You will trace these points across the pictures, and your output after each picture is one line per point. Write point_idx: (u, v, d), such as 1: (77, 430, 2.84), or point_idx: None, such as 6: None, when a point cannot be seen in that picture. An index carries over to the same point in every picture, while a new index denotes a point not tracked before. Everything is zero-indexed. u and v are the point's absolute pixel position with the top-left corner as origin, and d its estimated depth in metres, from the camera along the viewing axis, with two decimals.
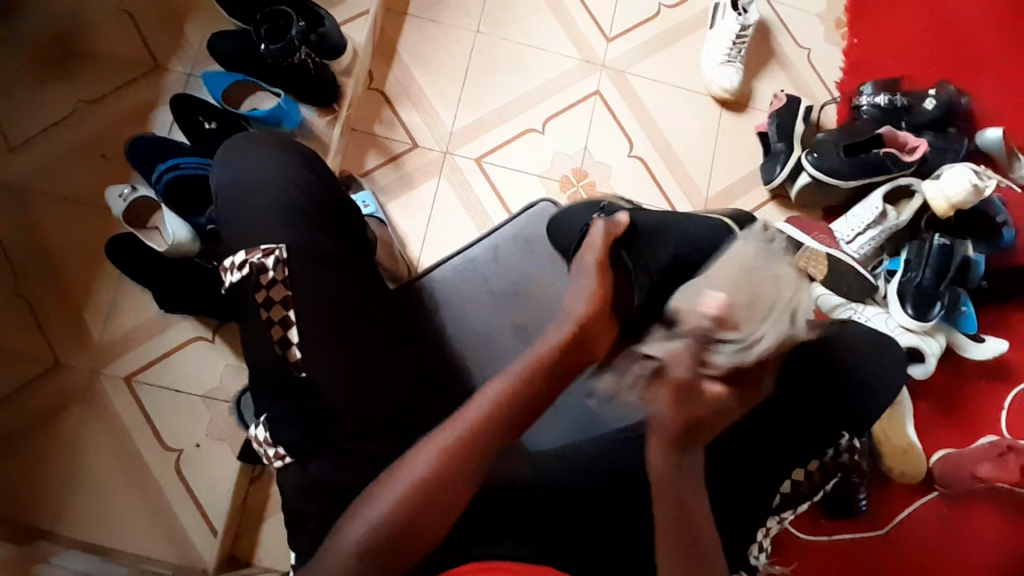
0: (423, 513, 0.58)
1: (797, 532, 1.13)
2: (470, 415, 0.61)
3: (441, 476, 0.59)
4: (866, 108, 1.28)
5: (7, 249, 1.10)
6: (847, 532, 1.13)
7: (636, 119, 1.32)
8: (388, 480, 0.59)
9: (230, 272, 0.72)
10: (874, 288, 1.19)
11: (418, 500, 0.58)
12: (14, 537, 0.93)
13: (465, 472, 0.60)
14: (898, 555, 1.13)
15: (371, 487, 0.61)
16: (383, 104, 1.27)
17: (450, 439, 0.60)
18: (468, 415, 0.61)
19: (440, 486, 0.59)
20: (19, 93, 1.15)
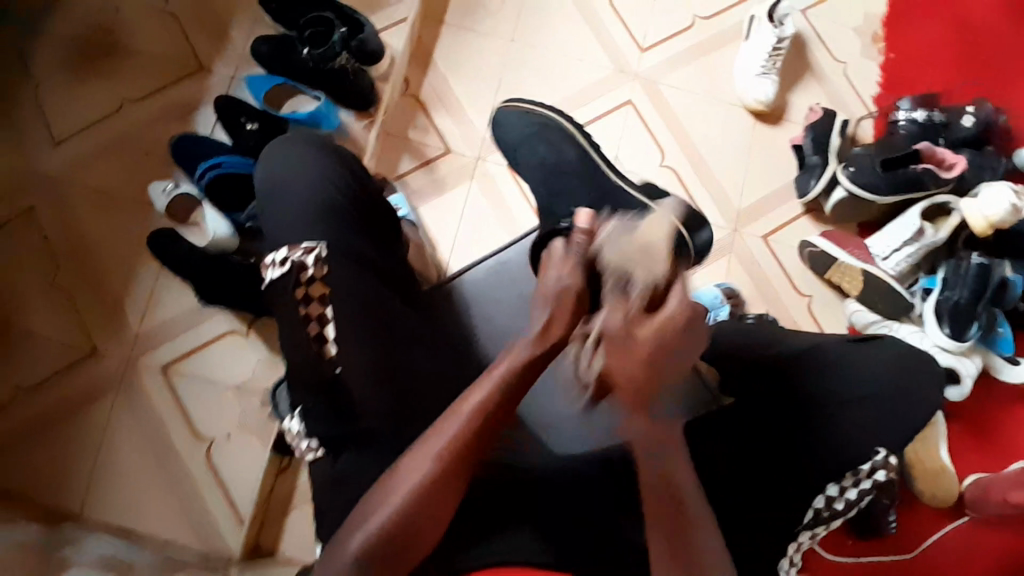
0: (427, 513, 0.61)
1: (822, 551, 1.10)
2: (467, 410, 0.64)
3: (430, 487, 0.61)
4: (903, 123, 1.26)
5: (51, 241, 1.15)
6: (874, 555, 1.10)
7: (667, 129, 1.32)
8: (389, 482, 0.61)
9: (271, 268, 0.74)
10: (908, 305, 1.17)
11: (421, 498, 0.60)
12: (42, 519, 0.96)
13: (463, 467, 0.62)
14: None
15: (365, 497, 0.62)
16: (417, 109, 1.29)
17: (446, 442, 0.62)
18: (468, 407, 0.64)
19: (444, 482, 0.61)
20: (70, 92, 1.20)
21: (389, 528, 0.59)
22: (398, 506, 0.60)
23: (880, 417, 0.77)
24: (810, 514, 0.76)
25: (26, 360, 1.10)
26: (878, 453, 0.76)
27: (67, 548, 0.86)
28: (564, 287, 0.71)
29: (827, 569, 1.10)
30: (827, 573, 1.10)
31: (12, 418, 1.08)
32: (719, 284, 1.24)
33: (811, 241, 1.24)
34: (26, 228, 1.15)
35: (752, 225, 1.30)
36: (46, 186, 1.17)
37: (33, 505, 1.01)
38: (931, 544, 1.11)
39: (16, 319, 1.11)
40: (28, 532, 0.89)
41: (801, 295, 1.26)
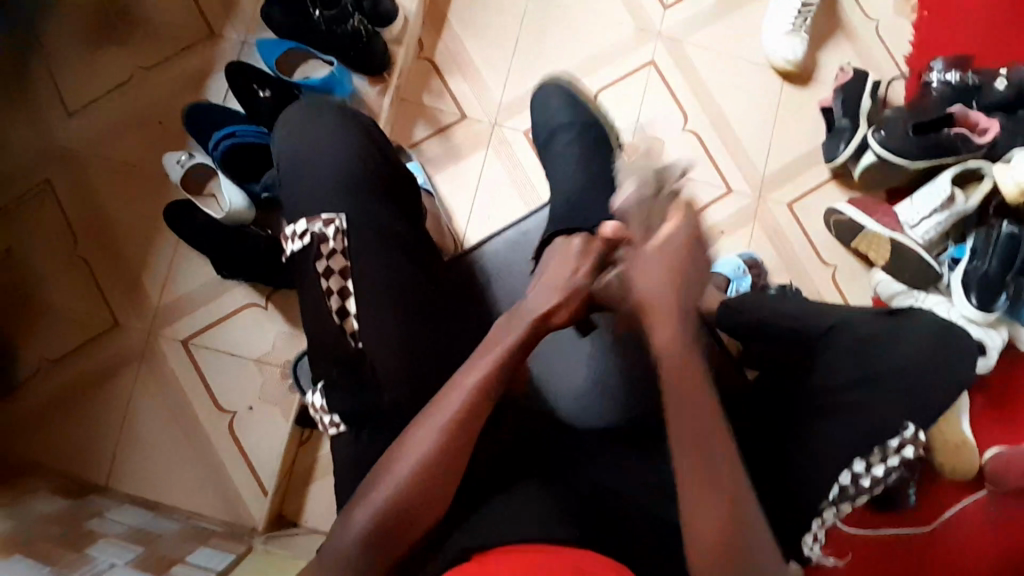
0: (427, 492, 0.61)
1: (842, 526, 1.10)
2: (465, 390, 0.64)
3: (429, 468, 0.61)
4: (935, 85, 1.19)
5: (66, 213, 1.14)
6: (890, 527, 1.11)
7: (691, 93, 1.28)
8: (390, 461, 0.62)
9: (291, 241, 0.73)
10: (934, 275, 1.15)
11: (423, 477, 0.61)
12: (70, 492, 0.99)
13: (461, 449, 0.63)
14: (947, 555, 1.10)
15: (367, 478, 0.63)
16: (432, 73, 1.25)
17: (445, 422, 0.63)
18: (466, 386, 0.64)
19: (450, 461, 0.62)
20: (77, 59, 1.18)
21: (392, 505, 0.61)
22: (398, 486, 0.61)
23: (908, 394, 0.77)
24: (835, 491, 0.75)
25: (48, 333, 1.11)
26: (907, 428, 0.76)
27: (94, 520, 0.90)
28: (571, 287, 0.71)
29: (845, 542, 1.10)
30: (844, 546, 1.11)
31: (36, 391, 1.09)
32: (742, 254, 1.22)
33: (837, 208, 1.21)
34: (41, 201, 1.14)
35: (777, 192, 1.26)
36: (58, 156, 1.15)
37: (58, 477, 1.04)
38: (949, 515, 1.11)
39: (37, 292, 1.12)
40: (54, 504, 0.92)
41: (825, 265, 1.24)
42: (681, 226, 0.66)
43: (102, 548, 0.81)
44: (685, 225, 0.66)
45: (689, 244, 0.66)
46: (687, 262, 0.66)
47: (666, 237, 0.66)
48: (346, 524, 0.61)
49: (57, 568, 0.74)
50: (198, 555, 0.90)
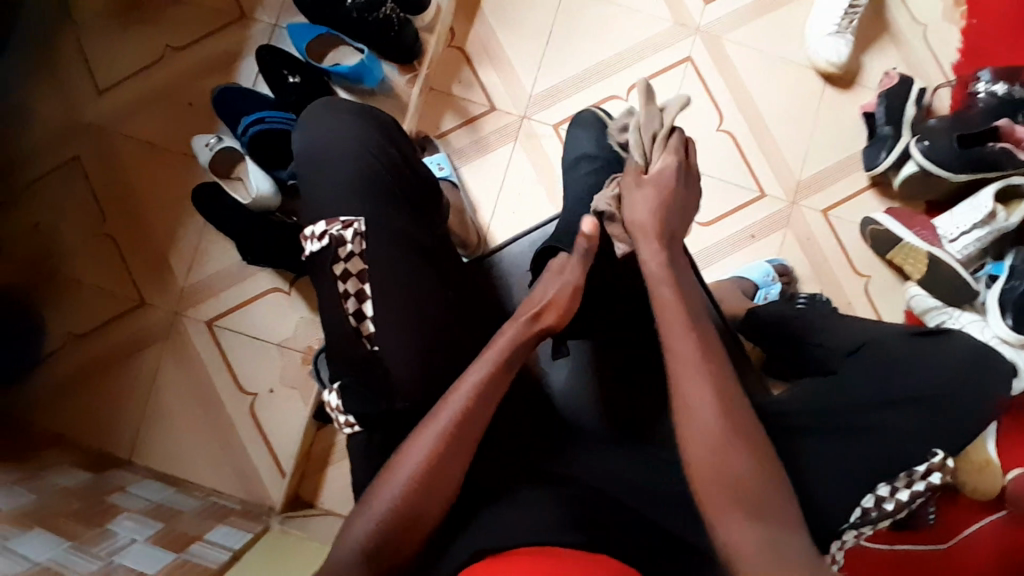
0: (426, 500, 0.63)
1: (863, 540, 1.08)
2: (456, 401, 0.66)
3: (430, 471, 0.64)
4: (982, 95, 1.15)
5: (97, 191, 1.16)
6: (907, 543, 1.08)
7: (727, 91, 1.24)
8: (391, 469, 0.65)
9: (309, 241, 0.72)
10: (972, 292, 1.10)
11: (422, 484, 0.64)
12: (94, 466, 1.02)
13: (460, 451, 0.65)
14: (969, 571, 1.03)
15: (374, 481, 0.66)
16: (462, 62, 1.23)
17: (445, 425, 0.65)
18: (459, 394, 0.67)
19: (449, 466, 0.64)
20: (112, 38, 1.18)
21: (392, 513, 0.63)
22: (401, 490, 0.63)
23: (934, 418, 0.73)
24: (857, 513, 0.71)
25: (78, 309, 1.14)
26: (934, 455, 0.72)
27: (117, 495, 0.93)
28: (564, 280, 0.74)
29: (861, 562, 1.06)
30: (859, 564, 1.07)
31: (65, 365, 1.12)
32: (770, 261, 1.19)
33: (874, 218, 1.17)
34: (72, 178, 1.16)
35: (811, 199, 1.23)
36: (91, 135, 1.17)
37: (82, 449, 1.07)
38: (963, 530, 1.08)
39: (68, 267, 1.14)
40: (77, 477, 0.95)
41: (859, 276, 1.20)
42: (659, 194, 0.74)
43: (121, 524, 0.84)
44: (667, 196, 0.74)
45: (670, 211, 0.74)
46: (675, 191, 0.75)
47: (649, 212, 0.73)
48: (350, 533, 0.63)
49: (78, 543, 0.77)
50: (217, 533, 0.92)
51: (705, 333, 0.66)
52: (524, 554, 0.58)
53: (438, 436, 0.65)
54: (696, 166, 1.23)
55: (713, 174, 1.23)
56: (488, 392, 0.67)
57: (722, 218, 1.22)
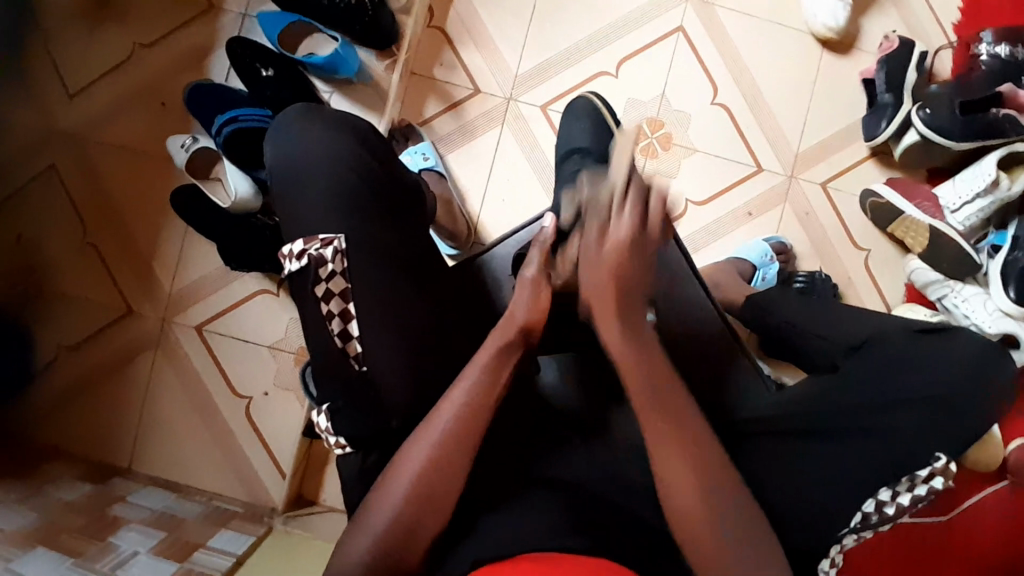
0: (427, 508, 0.62)
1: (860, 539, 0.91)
2: (450, 408, 0.64)
3: (423, 487, 0.62)
4: (984, 57, 1.11)
5: (77, 198, 1.14)
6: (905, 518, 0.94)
7: (721, 61, 1.19)
8: (388, 479, 0.63)
9: (289, 260, 0.70)
10: (973, 264, 1.07)
11: (417, 503, 0.62)
12: (95, 477, 1.03)
13: (456, 468, 0.63)
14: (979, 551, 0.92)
15: (368, 499, 0.64)
16: (443, 43, 1.18)
17: (438, 440, 0.63)
18: (453, 404, 0.64)
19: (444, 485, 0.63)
20: (79, 38, 1.14)
21: (393, 524, 0.61)
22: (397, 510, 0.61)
23: (938, 414, 0.72)
24: (857, 518, 0.70)
25: (66, 319, 1.13)
26: (937, 460, 0.70)
27: (118, 506, 0.93)
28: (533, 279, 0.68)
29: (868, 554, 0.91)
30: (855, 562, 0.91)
31: (59, 376, 1.12)
32: (769, 239, 1.16)
33: (874, 189, 1.14)
34: (49, 186, 1.14)
35: (811, 171, 1.19)
36: (67, 141, 1.14)
37: (83, 461, 1.07)
38: (964, 500, 0.96)
39: (54, 277, 1.13)
40: (79, 490, 0.95)
41: (858, 249, 1.17)
42: (634, 227, 0.64)
43: (125, 536, 0.84)
44: (641, 217, 0.65)
45: (645, 242, 0.65)
46: (635, 259, 0.65)
47: (616, 241, 0.64)
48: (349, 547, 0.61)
49: (81, 559, 0.76)
50: (221, 538, 0.92)
51: (642, 329, 0.65)
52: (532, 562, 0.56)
53: (436, 441, 0.63)
54: (691, 142, 1.19)
55: (707, 151, 1.19)
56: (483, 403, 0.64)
57: (717, 197, 1.19)
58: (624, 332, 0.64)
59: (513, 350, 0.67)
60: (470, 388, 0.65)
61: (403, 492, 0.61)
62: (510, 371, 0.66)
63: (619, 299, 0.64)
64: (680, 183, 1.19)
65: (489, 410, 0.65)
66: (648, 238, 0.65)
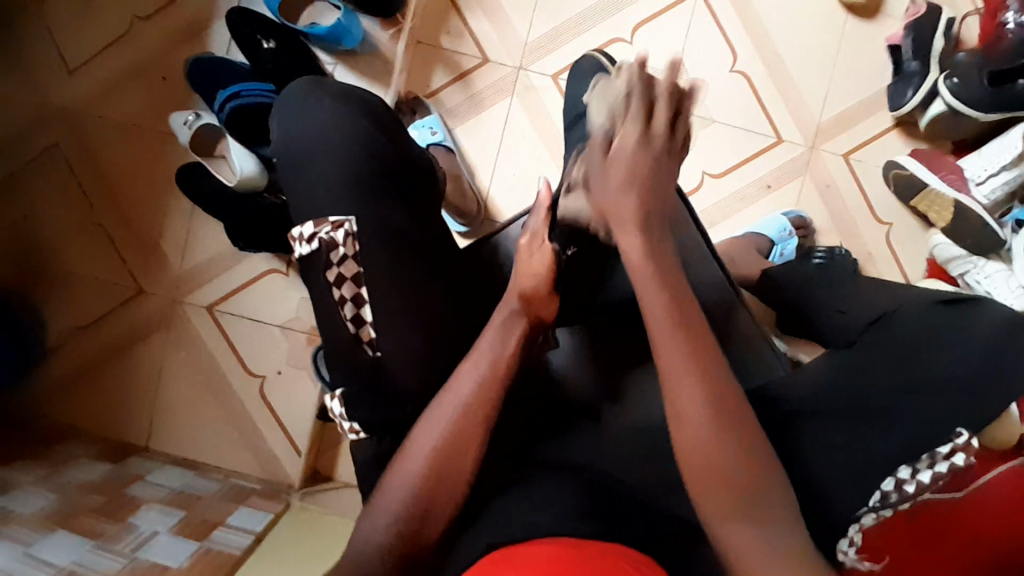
0: (442, 488, 0.60)
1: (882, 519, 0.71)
2: (459, 398, 0.62)
3: (434, 480, 0.60)
4: (1011, 26, 1.00)
5: (79, 177, 1.12)
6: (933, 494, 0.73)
7: (740, 25, 1.14)
8: (402, 459, 0.61)
9: (298, 243, 0.68)
10: (1000, 241, 1.03)
11: (428, 495, 0.60)
12: (110, 456, 1.04)
13: (473, 456, 0.62)
14: (984, 541, 0.71)
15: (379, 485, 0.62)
16: (450, 10, 1.13)
17: (446, 429, 0.61)
18: (460, 393, 0.63)
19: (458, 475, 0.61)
20: (74, 12, 1.11)
21: (409, 503, 0.59)
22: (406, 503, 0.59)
23: (964, 400, 0.69)
24: (877, 496, 0.67)
25: (74, 299, 1.12)
26: (958, 435, 0.67)
27: (135, 486, 0.94)
28: (537, 244, 0.68)
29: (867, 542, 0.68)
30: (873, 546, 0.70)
31: (71, 356, 1.12)
32: (787, 213, 1.13)
33: (898, 163, 1.10)
34: (51, 164, 1.12)
35: (831, 143, 1.15)
36: (66, 118, 1.12)
37: (98, 440, 1.08)
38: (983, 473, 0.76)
39: (59, 256, 1.12)
40: (95, 471, 0.96)
41: (880, 224, 1.14)
42: (638, 142, 0.60)
43: (143, 516, 0.84)
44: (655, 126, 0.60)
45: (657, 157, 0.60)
46: (656, 171, 0.61)
47: (626, 155, 0.60)
48: (366, 524, 0.60)
49: (101, 540, 0.77)
50: (238, 516, 0.93)
51: (664, 247, 0.61)
52: (542, 545, 0.53)
53: (452, 412, 0.62)
54: (707, 112, 1.15)
55: (723, 120, 1.15)
56: (495, 388, 0.63)
57: (733, 170, 1.15)
58: (647, 243, 0.60)
59: (518, 322, 0.66)
60: (480, 373, 0.63)
61: (418, 469, 0.60)
62: (517, 345, 0.65)
63: (639, 210, 0.60)
64: (696, 155, 1.15)
65: (500, 389, 0.64)
66: (656, 153, 0.60)
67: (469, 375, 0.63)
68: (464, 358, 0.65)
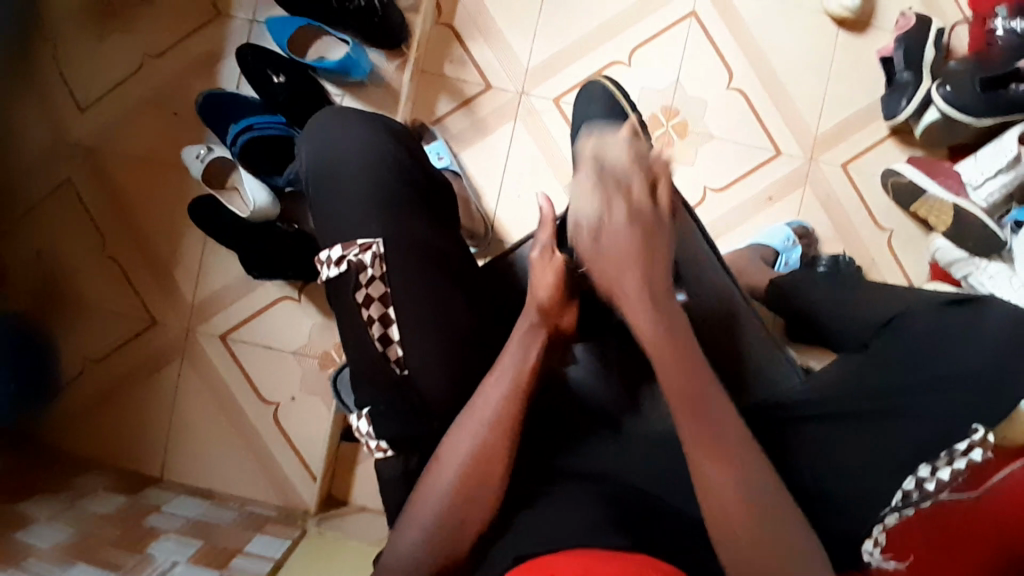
0: (469, 502, 0.61)
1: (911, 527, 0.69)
2: (483, 417, 0.63)
3: (461, 498, 0.61)
4: (1000, 32, 1.07)
5: (95, 212, 1.14)
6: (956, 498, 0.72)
7: (734, 42, 1.17)
8: (433, 471, 0.62)
9: (327, 267, 0.70)
10: (1000, 243, 1.04)
11: (453, 510, 0.61)
12: (126, 487, 1.04)
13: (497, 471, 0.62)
14: None
15: (409, 500, 0.63)
16: (452, 39, 1.17)
17: (469, 448, 0.62)
18: (482, 412, 0.63)
19: (486, 485, 0.62)
20: (90, 54, 1.15)
21: (442, 516, 0.60)
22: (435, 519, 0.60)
23: (975, 398, 0.69)
24: (898, 496, 0.67)
25: (89, 332, 1.14)
26: (974, 431, 0.68)
27: (154, 517, 0.94)
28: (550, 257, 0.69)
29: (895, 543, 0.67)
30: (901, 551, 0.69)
31: (87, 388, 1.13)
32: (790, 223, 1.14)
33: (896, 170, 1.11)
34: (67, 201, 1.15)
35: (829, 153, 1.17)
36: (81, 154, 1.15)
37: (115, 471, 1.09)
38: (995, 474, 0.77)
39: (76, 290, 1.14)
40: (114, 502, 0.97)
41: (881, 230, 1.16)
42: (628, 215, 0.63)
43: (162, 546, 0.84)
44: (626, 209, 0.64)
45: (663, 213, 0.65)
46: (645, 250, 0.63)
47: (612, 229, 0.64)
48: (399, 540, 0.61)
49: (122, 572, 0.77)
50: (256, 543, 0.93)
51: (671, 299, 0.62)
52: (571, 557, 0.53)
53: (478, 423, 0.63)
54: (705, 127, 1.17)
55: (722, 134, 1.17)
56: (518, 400, 0.64)
57: (735, 183, 1.17)
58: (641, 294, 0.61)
59: (538, 335, 0.67)
60: (499, 394, 0.64)
61: (449, 481, 0.61)
62: (537, 354, 0.66)
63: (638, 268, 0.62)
64: (698, 169, 1.17)
65: (522, 404, 0.64)
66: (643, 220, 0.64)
67: (489, 394, 0.64)
68: (486, 377, 0.66)
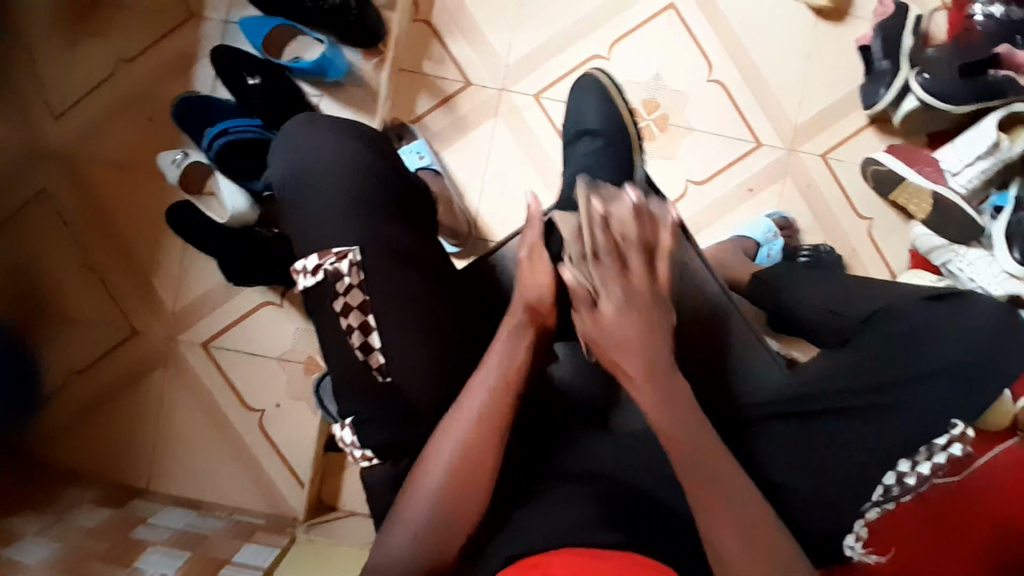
0: (457, 505, 0.60)
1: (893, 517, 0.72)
2: (469, 419, 0.62)
3: (450, 502, 0.60)
4: (979, 18, 1.07)
5: (69, 220, 1.12)
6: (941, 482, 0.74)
7: (714, 33, 1.17)
8: (421, 472, 0.61)
9: (303, 275, 0.69)
10: (978, 228, 1.05)
11: (442, 516, 0.60)
12: (111, 499, 1.03)
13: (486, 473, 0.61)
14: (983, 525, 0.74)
15: (395, 504, 0.62)
16: (430, 36, 1.16)
17: (457, 452, 0.61)
18: (469, 413, 0.62)
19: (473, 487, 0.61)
20: (58, 58, 1.12)
21: (431, 520, 0.59)
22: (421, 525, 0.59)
23: (961, 388, 0.70)
24: (879, 491, 0.68)
25: (69, 342, 1.12)
26: (952, 425, 0.69)
27: (139, 529, 0.93)
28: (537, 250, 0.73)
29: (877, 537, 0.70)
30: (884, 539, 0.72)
31: (69, 400, 1.11)
32: (771, 215, 1.15)
33: (875, 159, 1.12)
34: (41, 209, 1.12)
35: (808, 144, 1.17)
36: (53, 160, 1.12)
37: (100, 483, 1.07)
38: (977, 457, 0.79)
39: (53, 301, 1.12)
40: (98, 516, 0.95)
41: (861, 218, 1.16)
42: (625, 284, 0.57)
43: (148, 559, 0.83)
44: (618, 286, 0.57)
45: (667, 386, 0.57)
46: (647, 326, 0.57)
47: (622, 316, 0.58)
48: (388, 546, 0.60)
49: None
50: (245, 552, 0.92)
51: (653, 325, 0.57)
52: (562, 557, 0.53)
53: (466, 424, 0.62)
54: (687, 120, 1.17)
55: (704, 126, 1.17)
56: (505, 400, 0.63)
57: (717, 175, 1.17)
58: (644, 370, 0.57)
59: (526, 332, 0.66)
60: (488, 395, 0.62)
61: (436, 485, 0.60)
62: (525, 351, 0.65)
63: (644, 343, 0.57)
64: (680, 162, 1.17)
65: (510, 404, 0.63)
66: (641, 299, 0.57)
67: (478, 394, 0.62)
68: (472, 378, 0.64)
